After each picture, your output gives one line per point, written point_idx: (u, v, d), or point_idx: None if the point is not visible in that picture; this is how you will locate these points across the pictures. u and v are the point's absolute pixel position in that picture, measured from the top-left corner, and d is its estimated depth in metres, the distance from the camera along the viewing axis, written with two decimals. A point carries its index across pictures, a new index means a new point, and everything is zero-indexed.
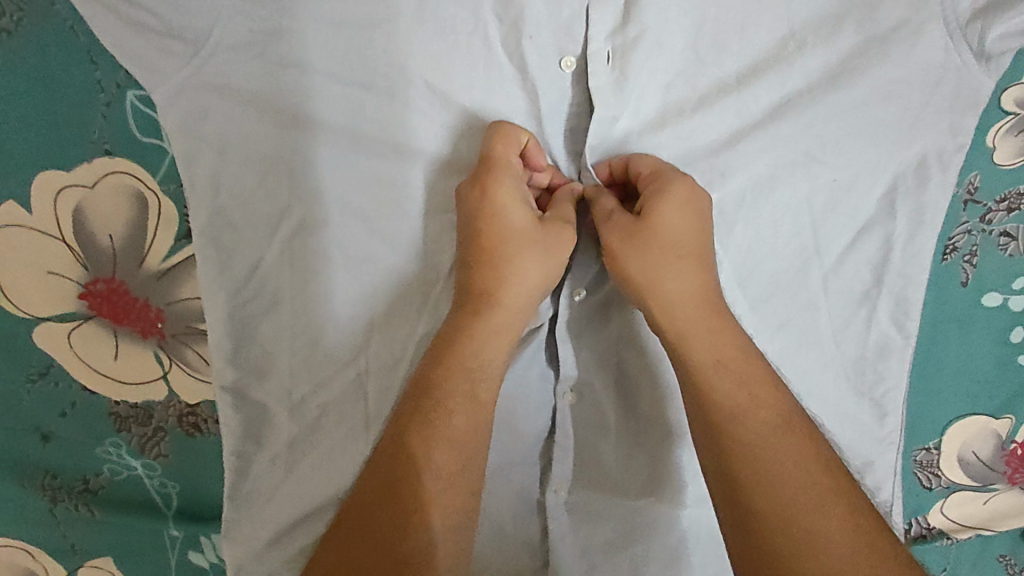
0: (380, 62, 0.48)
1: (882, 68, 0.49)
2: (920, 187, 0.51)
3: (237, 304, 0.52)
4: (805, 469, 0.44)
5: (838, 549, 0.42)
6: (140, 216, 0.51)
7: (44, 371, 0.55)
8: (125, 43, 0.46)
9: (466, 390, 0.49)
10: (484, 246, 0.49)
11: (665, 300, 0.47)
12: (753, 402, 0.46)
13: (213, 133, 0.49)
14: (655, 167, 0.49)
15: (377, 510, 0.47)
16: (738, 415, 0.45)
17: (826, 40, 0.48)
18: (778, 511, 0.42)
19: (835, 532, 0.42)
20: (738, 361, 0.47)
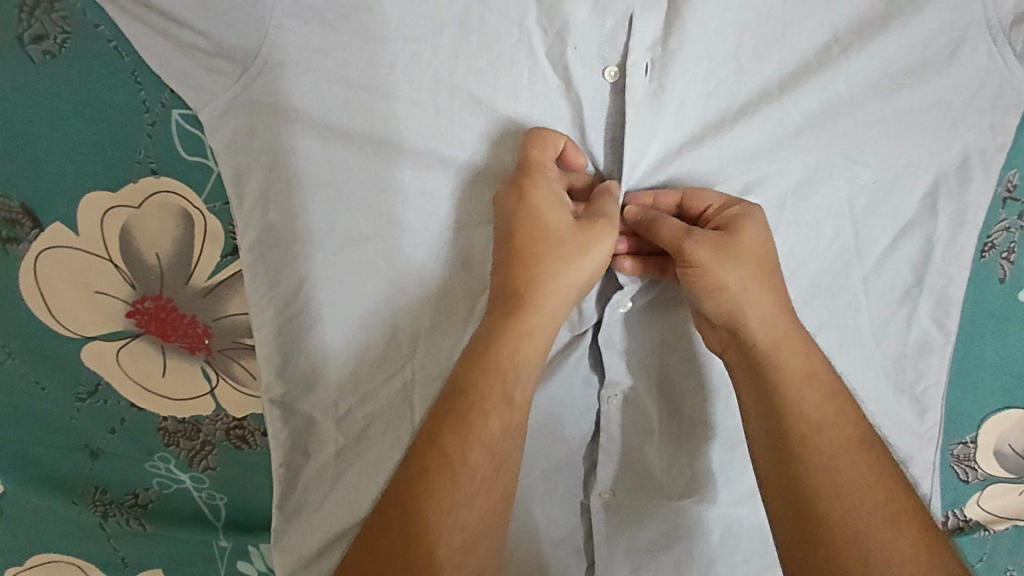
0: (426, 76, 0.49)
1: (923, 73, 0.49)
2: (962, 187, 0.51)
3: (286, 318, 0.53)
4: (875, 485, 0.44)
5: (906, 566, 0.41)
6: (186, 234, 0.52)
7: (92, 389, 0.56)
8: (172, 63, 0.47)
9: (501, 390, 0.47)
10: (520, 249, 0.48)
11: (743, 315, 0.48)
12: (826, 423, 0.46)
13: (261, 149, 0.49)
14: (724, 199, 0.50)
15: (392, 513, 0.43)
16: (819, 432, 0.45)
17: (870, 43, 0.48)
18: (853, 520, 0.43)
19: (902, 548, 0.42)
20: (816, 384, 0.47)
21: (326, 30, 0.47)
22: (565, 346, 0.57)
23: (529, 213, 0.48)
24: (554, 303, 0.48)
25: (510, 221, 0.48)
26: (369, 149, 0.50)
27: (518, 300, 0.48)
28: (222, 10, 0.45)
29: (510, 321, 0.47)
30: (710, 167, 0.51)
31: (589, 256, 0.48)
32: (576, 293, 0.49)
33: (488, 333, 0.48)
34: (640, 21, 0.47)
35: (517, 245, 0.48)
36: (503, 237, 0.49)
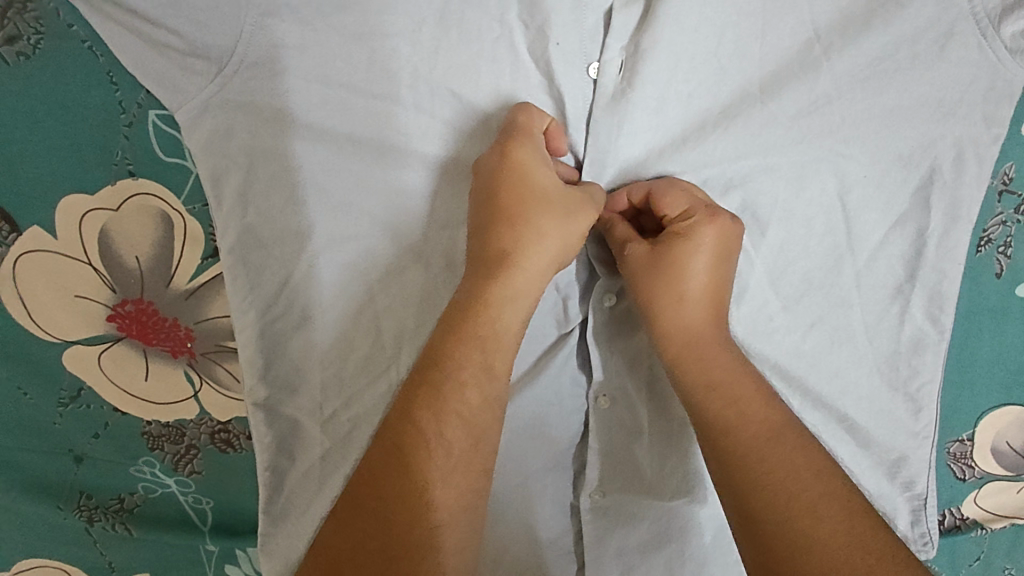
0: (406, 74, 0.48)
1: (911, 67, 0.48)
2: (956, 181, 0.50)
3: (269, 320, 0.52)
4: (798, 473, 0.44)
5: (832, 551, 0.41)
6: (165, 236, 0.51)
7: (75, 394, 0.55)
8: (147, 63, 0.46)
9: (480, 360, 0.46)
10: (505, 210, 0.47)
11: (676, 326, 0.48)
12: (752, 415, 0.46)
13: (239, 149, 0.48)
14: (685, 209, 0.48)
15: (367, 500, 0.43)
16: (735, 427, 0.46)
17: (853, 42, 0.47)
18: (776, 513, 0.42)
19: (826, 532, 0.41)
20: (738, 376, 0.48)
21: (303, 29, 0.46)
22: (552, 346, 0.56)
23: (517, 176, 0.47)
24: (540, 262, 0.47)
25: (494, 182, 0.47)
26: (350, 148, 0.50)
27: (502, 262, 0.47)
28: (198, 9, 0.45)
29: (493, 282, 0.46)
30: (694, 165, 0.50)
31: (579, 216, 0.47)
32: (562, 254, 0.48)
33: (467, 298, 0.46)
34: (619, 18, 0.47)
35: (502, 206, 0.47)
36: (485, 200, 0.47)
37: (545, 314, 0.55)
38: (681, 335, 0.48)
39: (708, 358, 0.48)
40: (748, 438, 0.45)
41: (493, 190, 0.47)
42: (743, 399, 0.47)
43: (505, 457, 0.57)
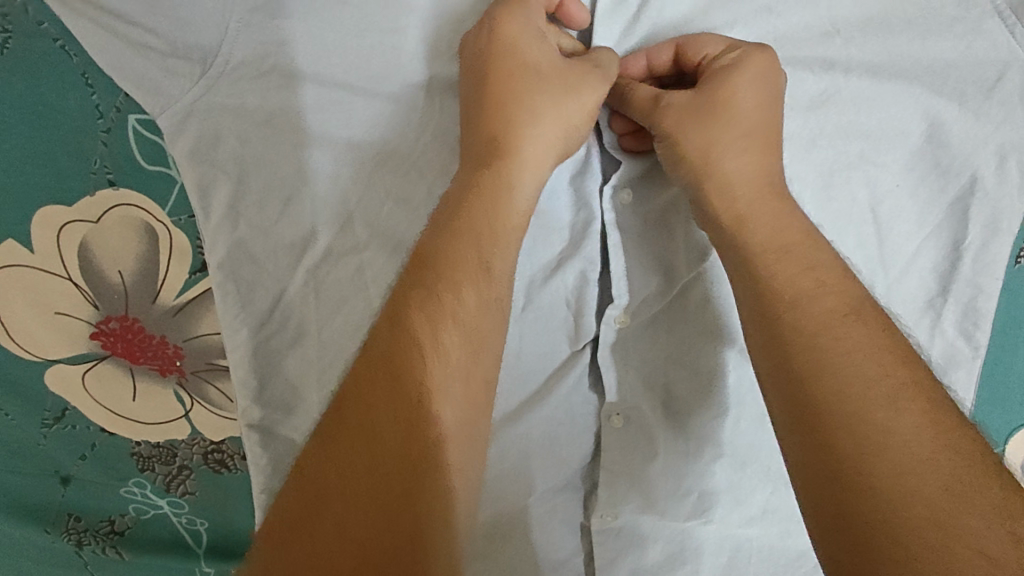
0: (405, 71, 0.45)
1: (942, 64, 0.44)
2: (998, 192, 0.46)
3: (263, 338, 0.49)
4: (876, 360, 0.35)
5: (910, 448, 0.32)
6: (151, 249, 0.47)
7: (59, 415, 0.52)
8: (124, 64, 0.42)
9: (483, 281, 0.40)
10: (499, 86, 0.42)
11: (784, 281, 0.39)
12: (895, 399, 0.34)
13: (228, 157, 0.45)
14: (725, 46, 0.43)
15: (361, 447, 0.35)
16: (871, 415, 0.33)
17: (875, 37, 0.44)
18: (832, 394, 0.34)
19: (909, 427, 0.33)
20: (874, 349, 0.36)
21: (294, 23, 0.43)
22: (563, 365, 0.52)
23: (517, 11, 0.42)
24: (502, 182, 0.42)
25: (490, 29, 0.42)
26: (349, 153, 0.46)
27: (489, 156, 0.42)
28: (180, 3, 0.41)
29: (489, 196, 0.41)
30: None
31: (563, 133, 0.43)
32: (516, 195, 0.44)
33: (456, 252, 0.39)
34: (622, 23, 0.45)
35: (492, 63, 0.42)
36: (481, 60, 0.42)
37: (557, 330, 0.51)
38: (771, 266, 0.40)
39: (829, 296, 0.38)
40: (892, 423, 0.33)
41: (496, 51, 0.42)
42: (882, 375, 0.35)
43: (513, 480, 0.54)
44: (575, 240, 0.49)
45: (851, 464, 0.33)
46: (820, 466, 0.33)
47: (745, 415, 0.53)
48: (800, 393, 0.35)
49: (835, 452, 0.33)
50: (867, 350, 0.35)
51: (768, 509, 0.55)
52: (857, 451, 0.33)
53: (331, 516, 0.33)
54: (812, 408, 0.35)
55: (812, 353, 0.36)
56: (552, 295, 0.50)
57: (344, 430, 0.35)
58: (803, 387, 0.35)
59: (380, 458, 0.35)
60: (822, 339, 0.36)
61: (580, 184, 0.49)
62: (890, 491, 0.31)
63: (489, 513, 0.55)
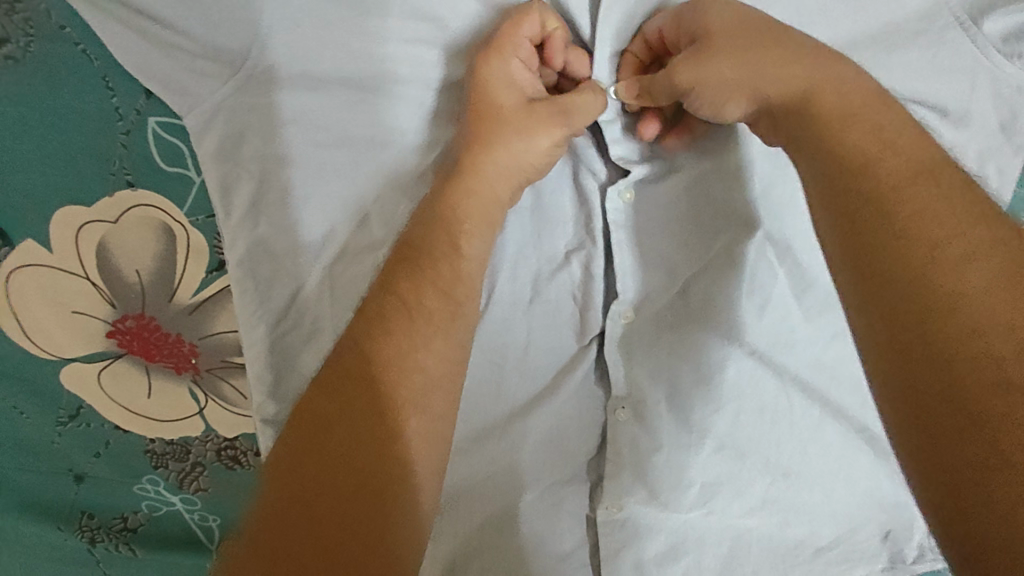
0: (416, 77, 0.46)
1: (916, 70, 0.46)
2: (980, 191, 0.48)
3: (279, 334, 0.50)
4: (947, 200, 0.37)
5: (975, 270, 0.34)
6: (168, 249, 0.48)
7: (74, 413, 0.53)
8: (152, 65, 0.43)
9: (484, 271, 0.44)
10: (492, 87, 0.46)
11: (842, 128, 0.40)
12: (966, 232, 0.36)
13: (251, 156, 0.46)
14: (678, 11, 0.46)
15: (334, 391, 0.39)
16: (951, 246, 0.36)
17: (853, 51, 0.46)
18: (904, 210, 0.37)
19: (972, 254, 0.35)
20: (948, 201, 0.37)
21: (324, 26, 0.44)
22: (570, 360, 0.54)
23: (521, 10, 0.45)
24: (507, 188, 0.47)
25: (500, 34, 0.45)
26: (369, 154, 0.47)
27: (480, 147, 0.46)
28: (213, 7, 0.42)
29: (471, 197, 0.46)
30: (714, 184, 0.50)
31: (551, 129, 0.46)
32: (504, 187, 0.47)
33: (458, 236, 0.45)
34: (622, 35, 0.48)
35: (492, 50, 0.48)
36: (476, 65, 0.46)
37: (564, 327, 0.53)
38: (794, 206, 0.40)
39: (898, 155, 0.39)
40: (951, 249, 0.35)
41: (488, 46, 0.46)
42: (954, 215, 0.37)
43: (522, 473, 0.56)
44: (580, 234, 0.51)
45: (928, 305, 0.34)
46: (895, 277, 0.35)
47: (744, 409, 0.55)
48: (865, 221, 0.38)
49: (899, 239, 0.36)
50: (936, 194, 0.38)
51: (768, 499, 0.57)
52: (931, 268, 0.35)
53: (305, 484, 0.36)
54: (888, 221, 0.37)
55: (885, 190, 0.38)
56: (559, 291, 0.52)
57: (319, 404, 0.39)
58: (876, 224, 0.37)
59: (347, 435, 0.37)
60: (889, 185, 0.38)
61: (579, 176, 0.51)
62: (954, 301, 0.34)
63: (498, 506, 0.56)
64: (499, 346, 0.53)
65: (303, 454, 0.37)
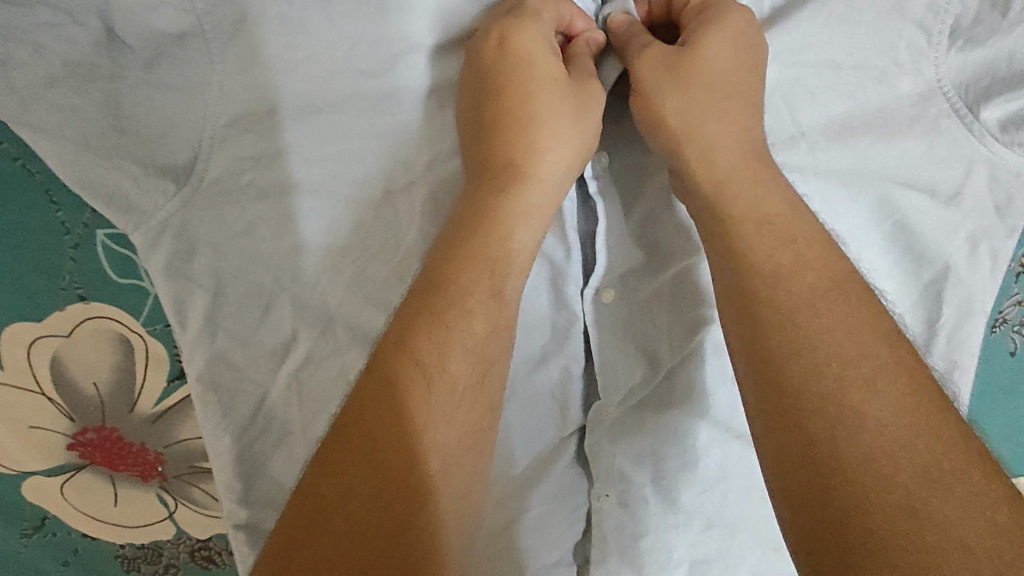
0: (375, 180, 0.44)
1: (906, 152, 0.44)
2: (972, 272, 0.46)
3: (247, 442, 0.48)
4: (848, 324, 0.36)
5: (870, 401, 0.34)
6: (126, 359, 0.46)
7: (39, 524, 0.52)
8: (93, 178, 0.40)
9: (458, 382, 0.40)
10: (508, 90, 0.42)
11: (811, 333, 0.36)
12: (930, 485, 0.32)
13: (204, 272, 0.44)
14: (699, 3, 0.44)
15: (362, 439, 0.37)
16: (915, 509, 0.32)
17: (840, 141, 0.44)
18: (798, 329, 0.36)
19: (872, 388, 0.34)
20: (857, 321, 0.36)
21: (280, 134, 0.42)
22: (550, 452, 0.52)
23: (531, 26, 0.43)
24: None
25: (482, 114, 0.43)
26: (326, 260, 0.45)
27: (503, 182, 0.42)
28: (164, 120, 0.41)
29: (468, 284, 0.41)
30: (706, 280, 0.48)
31: (576, 115, 0.43)
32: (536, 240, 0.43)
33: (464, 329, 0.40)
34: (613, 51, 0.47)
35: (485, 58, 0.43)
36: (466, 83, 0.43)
37: (544, 418, 0.51)
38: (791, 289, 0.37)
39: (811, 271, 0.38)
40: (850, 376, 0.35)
41: (492, 70, 0.42)
42: (922, 459, 0.33)
43: (504, 567, 0.54)
44: (558, 336, 0.49)
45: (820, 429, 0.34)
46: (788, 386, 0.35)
47: (732, 488, 0.53)
48: (812, 449, 0.33)
49: (845, 487, 0.32)
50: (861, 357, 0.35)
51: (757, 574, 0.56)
52: (818, 389, 0.34)
53: (328, 551, 0.35)
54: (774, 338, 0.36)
55: (843, 417, 0.34)
56: (536, 387, 0.50)
57: (337, 474, 0.36)
58: (770, 332, 0.36)
59: (371, 506, 0.36)
60: (817, 340, 0.35)
61: (560, 286, 0.48)
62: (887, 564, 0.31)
63: None
64: None
65: (324, 521, 0.36)
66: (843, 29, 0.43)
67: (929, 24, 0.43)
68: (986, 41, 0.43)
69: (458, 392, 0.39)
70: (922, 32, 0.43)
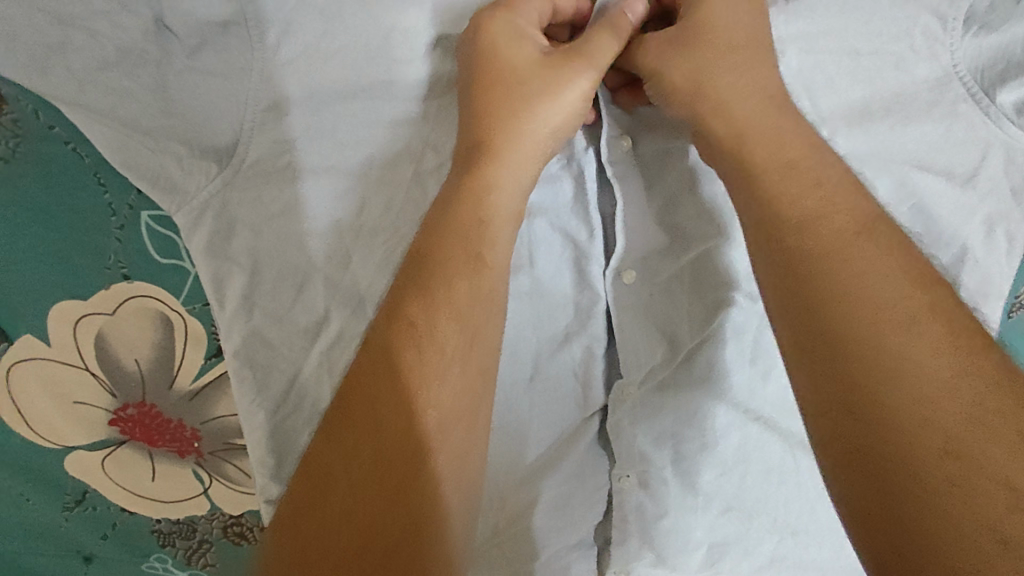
0: (406, 162, 0.46)
1: (921, 133, 0.46)
2: (991, 255, 0.47)
3: (280, 419, 0.49)
4: (890, 274, 0.36)
5: (915, 351, 0.34)
6: (166, 337, 0.48)
7: (80, 497, 0.55)
8: (139, 159, 0.43)
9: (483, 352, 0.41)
10: (488, 80, 0.44)
11: (855, 284, 0.36)
12: (965, 439, 0.32)
13: (241, 251, 0.45)
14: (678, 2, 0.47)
15: (363, 404, 0.38)
16: (959, 450, 0.31)
17: (858, 125, 0.46)
18: (834, 276, 0.36)
19: (916, 336, 0.34)
20: (899, 274, 0.36)
21: (315, 118, 0.44)
22: (573, 431, 0.53)
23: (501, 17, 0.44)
24: None
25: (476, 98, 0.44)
26: (360, 241, 0.46)
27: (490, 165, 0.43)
28: (206, 104, 0.43)
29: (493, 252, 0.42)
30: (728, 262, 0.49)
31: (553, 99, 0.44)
32: (521, 202, 0.44)
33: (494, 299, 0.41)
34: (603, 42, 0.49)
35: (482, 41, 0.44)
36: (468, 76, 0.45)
37: (566, 398, 0.52)
38: (801, 239, 0.38)
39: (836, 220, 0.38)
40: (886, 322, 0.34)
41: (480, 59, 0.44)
42: (968, 402, 0.32)
43: (527, 543, 0.55)
44: (581, 316, 0.51)
45: (860, 368, 0.34)
46: (827, 332, 0.35)
47: (751, 471, 0.54)
48: (848, 393, 0.34)
49: (881, 430, 0.32)
50: (906, 303, 0.35)
51: (776, 557, 0.57)
52: (851, 331, 0.35)
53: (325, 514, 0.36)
54: (811, 283, 0.36)
55: (883, 367, 0.33)
56: (559, 367, 0.51)
57: (325, 453, 0.37)
58: (805, 272, 0.37)
59: (373, 471, 0.37)
60: (858, 286, 0.36)
61: (583, 265, 0.50)
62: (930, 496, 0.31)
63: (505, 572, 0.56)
64: (502, 420, 0.52)
65: (324, 495, 0.37)
66: (856, 17, 0.45)
67: (944, 11, 0.45)
68: (1001, 26, 0.45)
69: (471, 365, 0.40)
70: (938, 19, 0.45)
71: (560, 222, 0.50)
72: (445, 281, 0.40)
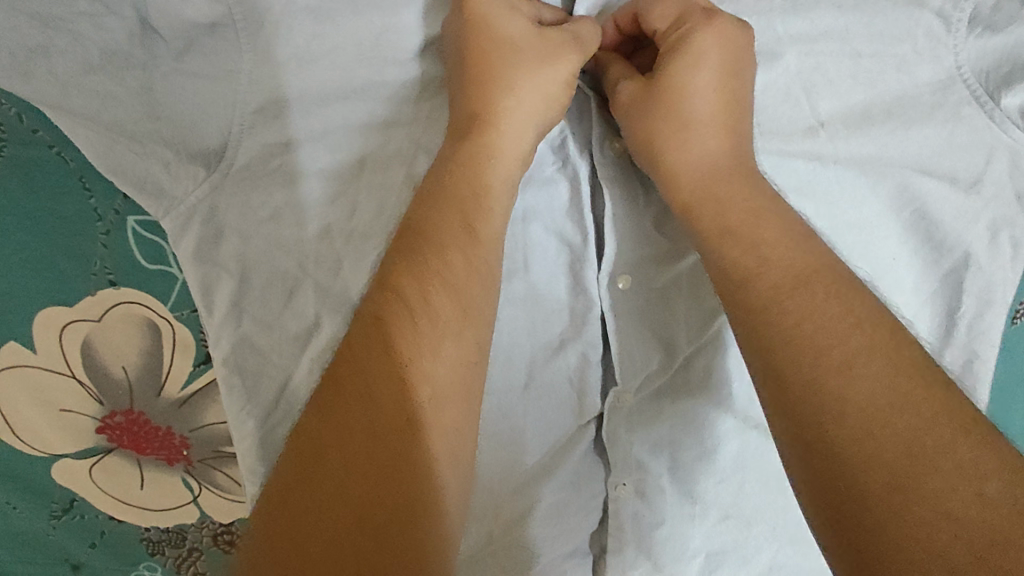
0: (397, 165, 0.45)
1: (923, 137, 0.45)
2: (995, 261, 0.46)
3: (269, 428, 0.48)
4: (836, 306, 0.37)
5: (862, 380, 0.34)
6: (153, 344, 0.47)
7: (67, 505, 0.54)
8: (124, 164, 0.42)
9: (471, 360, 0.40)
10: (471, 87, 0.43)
11: (797, 330, 0.36)
12: (927, 454, 0.32)
13: (230, 257, 0.45)
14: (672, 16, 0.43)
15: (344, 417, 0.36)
16: (905, 476, 0.31)
17: (858, 129, 0.45)
18: (783, 309, 0.37)
19: (861, 366, 0.34)
20: (846, 307, 0.37)
21: (305, 120, 0.43)
22: (568, 439, 0.52)
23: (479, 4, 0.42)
24: None
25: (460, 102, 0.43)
26: (353, 246, 0.45)
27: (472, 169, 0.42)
28: (194, 107, 0.42)
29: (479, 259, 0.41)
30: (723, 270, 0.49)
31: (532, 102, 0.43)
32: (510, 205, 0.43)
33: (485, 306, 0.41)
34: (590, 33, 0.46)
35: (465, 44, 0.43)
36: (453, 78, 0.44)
37: (562, 405, 0.51)
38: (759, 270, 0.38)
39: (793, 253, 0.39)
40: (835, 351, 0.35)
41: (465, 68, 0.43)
42: (912, 426, 0.33)
43: (521, 552, 0.54)
44: (576, 322, 0.50)
45: (809, 397, 0.34)
46: (780, 363, 0.35)
47: (748, 479, 0.53)
48: (800, 421, 0.34)
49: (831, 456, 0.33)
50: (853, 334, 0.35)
51: (774, 566, 0.56)
52: (802, 361, 0.35)
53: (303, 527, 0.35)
54: (763, 316, 0.37)
55: (834, 404, 0.33)
56: (554, 374, 0.50)
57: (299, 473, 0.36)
58: (760, 304, 0.37)
59: (356, 486, 0.35)
60: (807, 317, 0.36)
61: (578, 269, 0.49)
62: (881, 520, 0.31)
63: None
64: (495, 428, 0.51)
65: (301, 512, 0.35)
66: (858, 17, 0.44)
67: (948, 13, 0.44)
68: (1005, 28, 0.44)
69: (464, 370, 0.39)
70: (941, 20, 0.44)
71: (556, 226, 0.49)
72: (423, 287, 0.39)
